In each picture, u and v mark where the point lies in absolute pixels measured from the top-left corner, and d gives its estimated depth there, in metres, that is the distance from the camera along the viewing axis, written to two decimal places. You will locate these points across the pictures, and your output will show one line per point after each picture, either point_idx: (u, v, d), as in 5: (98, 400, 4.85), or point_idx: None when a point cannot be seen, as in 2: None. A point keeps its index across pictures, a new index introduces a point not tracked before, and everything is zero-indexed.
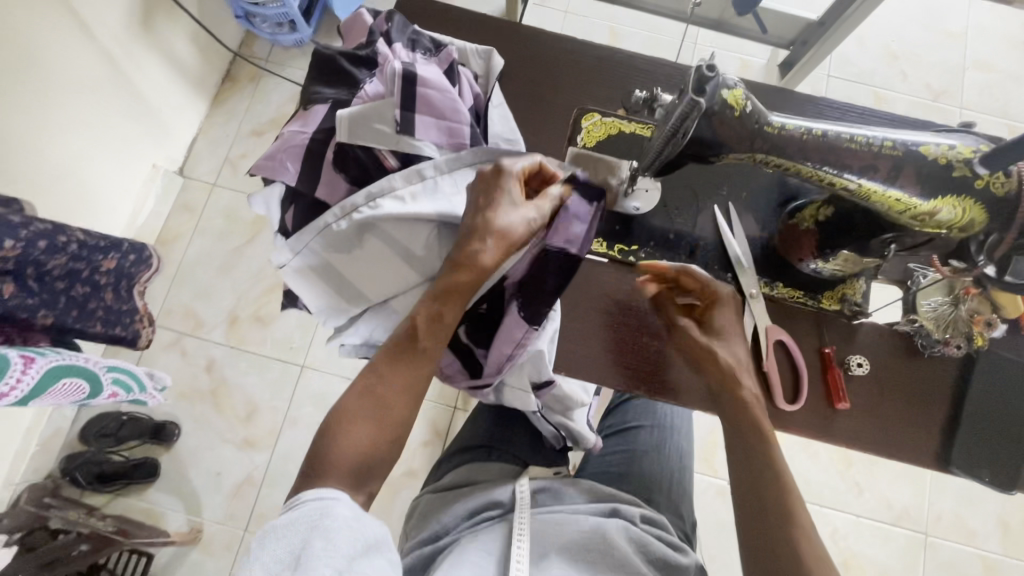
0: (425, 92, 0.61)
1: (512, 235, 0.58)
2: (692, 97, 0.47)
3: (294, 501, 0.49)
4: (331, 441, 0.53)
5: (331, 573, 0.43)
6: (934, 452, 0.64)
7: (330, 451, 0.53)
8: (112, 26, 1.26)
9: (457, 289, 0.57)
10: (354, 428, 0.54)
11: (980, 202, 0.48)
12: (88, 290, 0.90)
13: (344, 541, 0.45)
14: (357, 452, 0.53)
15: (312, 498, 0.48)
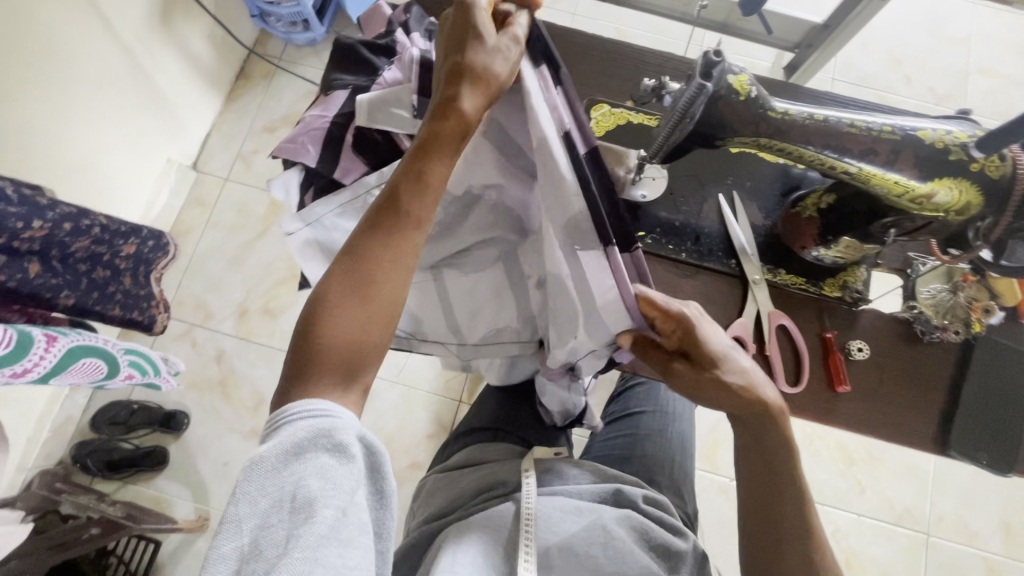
0: None
1: (491, 80, 0.48)
2: (699, 82, 0.49)
3: (277, 417, 0.43)
4: (312, 333, 0.45)
5: (334, 514, 0.40)
6: (933, 437, 0.65)
7: (311, 337, 0.45)
8: (132, 22, 1.29)
9: (439, 140, 0.48)
10: (333, 317, 0.46)
11: (976, 184, 0.50)
12: (109, 274, 0.94)
13: (346, 477, 0.41)
14: (346, 331, 0.46)
15: (300, 413, 0.42)
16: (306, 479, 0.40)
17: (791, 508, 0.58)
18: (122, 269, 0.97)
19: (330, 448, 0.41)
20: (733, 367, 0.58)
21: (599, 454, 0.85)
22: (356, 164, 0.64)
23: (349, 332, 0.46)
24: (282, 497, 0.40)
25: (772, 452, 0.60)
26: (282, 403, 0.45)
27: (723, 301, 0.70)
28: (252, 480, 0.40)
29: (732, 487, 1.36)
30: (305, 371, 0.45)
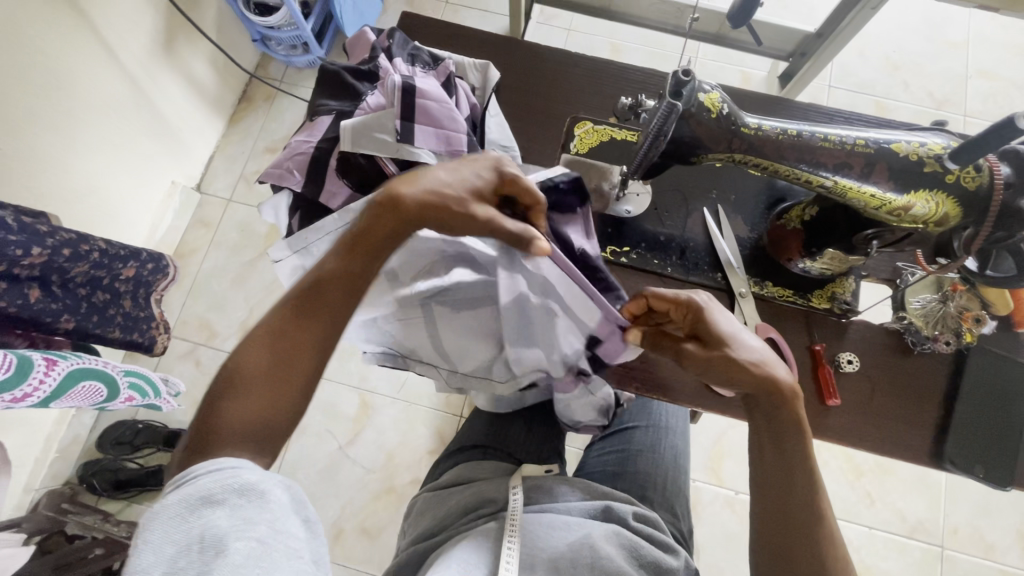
0: (424, 103, 0.65)
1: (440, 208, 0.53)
2: (669, 101, 0.50)
3: (185, 474, 0.46)
4: (225, 405, 0.50)
5: (250, 543, 0.41)
6: (928, 449, 0.64)
7: (217, 421, 0.49)
8: (136, 51, 1.33)
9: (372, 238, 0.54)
10: (251, 392, 0.51)
11: (952, 196, 0.49)
12: (108, 297, 0.96)
13: (258, 513, 0.44)
14: (247, 416, 0.50)
15: (207, 469, 0.45)
16: (216, 520, 0.42)
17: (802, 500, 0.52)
18: (122, 292, 0.99)
19: (240, 489, 0.44)
20: (746, 345, 0.54)
21: (593, 471, 0.84)
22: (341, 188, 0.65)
23: (256, 407, 0.50)
24: (190, 541, 0.41)
25: (785, 443, 0.54)
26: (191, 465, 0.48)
27: None
28: (160, 531, 0.42)
29: (738, 500, 1.34)
30: (209, 437, 0.49)
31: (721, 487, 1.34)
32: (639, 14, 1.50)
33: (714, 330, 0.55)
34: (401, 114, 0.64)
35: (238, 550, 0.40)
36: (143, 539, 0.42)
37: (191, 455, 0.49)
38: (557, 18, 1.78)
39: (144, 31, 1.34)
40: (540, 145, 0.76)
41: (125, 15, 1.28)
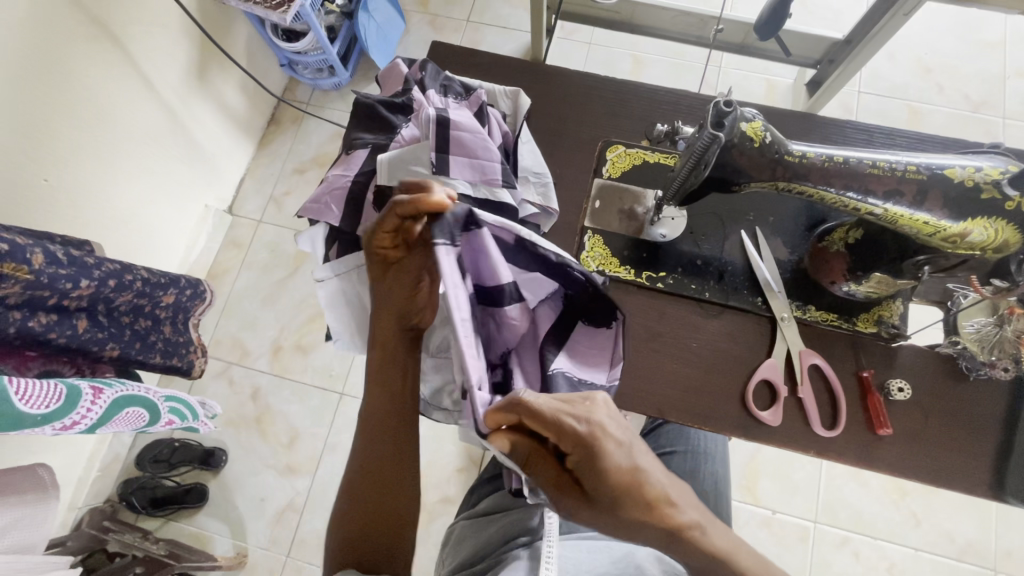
0: (458, 135, 0.66)
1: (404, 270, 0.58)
2: (710, 132, 0.49)
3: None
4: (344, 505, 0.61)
5: None
6: (988, 481, 0.61)
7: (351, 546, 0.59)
8: (172, 81, 1.38)
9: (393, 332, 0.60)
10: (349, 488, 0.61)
11: (1013, 223, 0.47)
12: (149, 324, 0.98)
13: None
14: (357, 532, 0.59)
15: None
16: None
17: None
18: (162, 318, 1.02)
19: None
20: (641, 491, 0.45)
21: None
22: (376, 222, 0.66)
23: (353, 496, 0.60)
24: None
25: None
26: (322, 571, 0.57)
27: (752, 341, 0.67)
28: None
29: (776, 519, 1.30)
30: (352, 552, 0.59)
31: (757, 506, 1.31)
32: (662, 27, 1.50)
33: (609, 476, 0.45)
34: (435, 147, 0.65)
35: None
36: None
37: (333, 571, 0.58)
38: (578, 32, 1.79)
39: (180, 62, 1.39)
40: (572, 169, 0.75)
41: (162, 48, 1.32)
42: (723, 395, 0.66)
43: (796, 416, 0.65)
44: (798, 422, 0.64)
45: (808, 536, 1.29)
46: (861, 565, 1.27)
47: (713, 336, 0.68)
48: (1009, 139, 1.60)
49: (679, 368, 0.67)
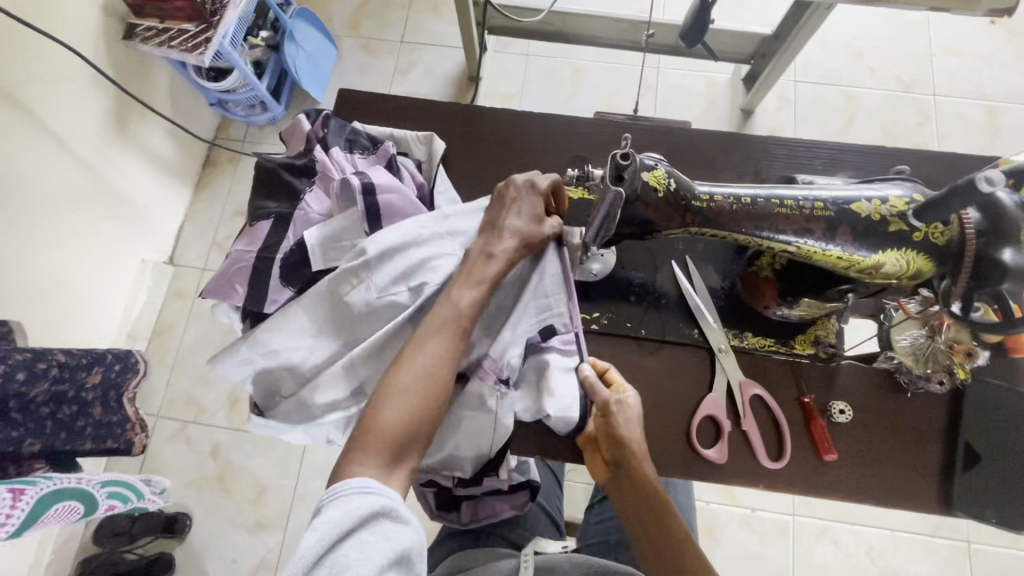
0: (387, 199, 0.63)
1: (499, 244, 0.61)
2: (612, 188, 0.46)
3: (334, 492, 0.46)
4: (369, 414, 0.52)
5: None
6: (936, 495, 0.61)
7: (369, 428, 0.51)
8: (86, 136, 1.23)
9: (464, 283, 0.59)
10: (394, 401, 0.52)
11: (922, 252, 0.47)
12: (75, 409, 0.91)
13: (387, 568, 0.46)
14: (393, 423, 0.51)
15: (356, 488, 0.46)
16: (350, 553, 0.42)
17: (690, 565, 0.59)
18: (90, 400, 0.94)
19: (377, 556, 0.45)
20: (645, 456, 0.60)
21: (592, 541, 0.84)
22: (283, 296, 0.62)
23: (405, 413, 0.52)
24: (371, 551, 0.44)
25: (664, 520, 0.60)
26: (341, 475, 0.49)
27: (693, 376, 0.66)
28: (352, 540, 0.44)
29: (755, 517, 1.30)
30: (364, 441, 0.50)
31: (736, 507, 1.30)
32: (596, 33, 1.48)
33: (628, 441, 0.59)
34: (366, 218, 0.62)
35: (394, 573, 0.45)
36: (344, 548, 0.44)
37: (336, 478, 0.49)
38: (514, 44, 1.75)
39: (95, 110, 1.24)
40: None
41: (72, 101, 1.18)
42: (669, 437, 0.64)
43: (742, 451, 0.63)
44: (744, 456, 0.63)
45: (788, 530, 1.28)
46: (842, 552, 1.27)
47: (653, 374, 0.66)
48: (941, 116, 1.64)
49: None
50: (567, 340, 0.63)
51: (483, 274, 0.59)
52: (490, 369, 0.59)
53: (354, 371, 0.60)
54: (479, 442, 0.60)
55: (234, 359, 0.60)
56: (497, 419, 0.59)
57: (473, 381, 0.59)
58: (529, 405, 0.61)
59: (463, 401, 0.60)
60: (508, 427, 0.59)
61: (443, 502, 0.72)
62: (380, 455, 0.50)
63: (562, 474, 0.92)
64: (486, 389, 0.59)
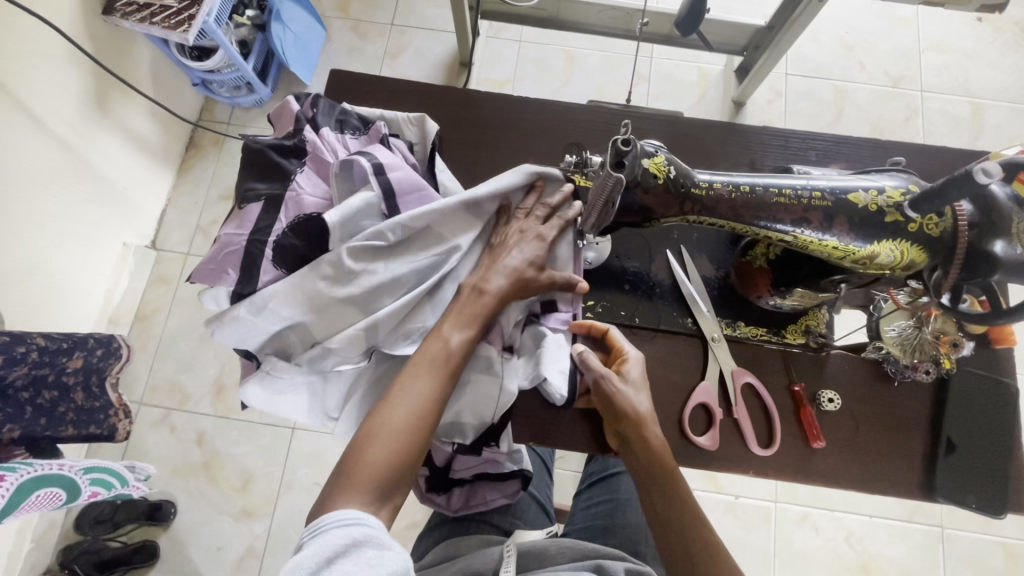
0: (396, 176, 0.62)
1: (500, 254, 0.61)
2: (612, 173, 0.46)
3: (316, 526, 0.48)
4: (354, 452, 0.51)
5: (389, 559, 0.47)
6: (918, 481, 0.63)
7: (352, 468, 0.51)
8: (65, 115, 1.19)
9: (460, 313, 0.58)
10: (380, 442, 0.51)
11: (916, 243, 0.47)
12: (56, 395, 0.89)
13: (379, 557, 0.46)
14: (378, 465, 0.51)
15: (334, 521, 0.47)
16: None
17: (693, 533, 0.57)
18: (71, 385, 0.92)
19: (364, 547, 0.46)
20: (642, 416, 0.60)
21: (582, 526, 0.84)
22: (275, 275, 0.61)
23: (391, 454, 0.51)
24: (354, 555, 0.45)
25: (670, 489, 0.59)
26: (322, 514, 0.49)
27: (687, 365, 0.66)
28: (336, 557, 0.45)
29: (739, 504, 1.32)
30: (347, 480, 0.50)
31: (721, 494, 1.32)
32: (590, 20, 1.46)
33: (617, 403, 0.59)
34: (381, 196, 0.62)
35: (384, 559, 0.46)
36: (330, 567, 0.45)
37: (316, 513, 0.50)
38: (507, 30, 1.72)
39: (73, 86, 1.20)
40: None
41: (49, 76, 1.13)
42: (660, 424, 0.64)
43: (734, 438, 0.64)
44: (735, 443, 0.64)
45: (770, 517, 1.31)
46: (822, 538, 1.30)
47: (648, 363, 0.66)
48: (927, 112, 1.66)
49: None
50: (562, 319, 0.65)
51: (473, 312, 0.58)
52: (499, 334, 0.62)
53: (373, 333, 0.61)
54: (483, 410, 0.61)
55: (240, 327, 0.60)
56: (503, 385, 0.60)
57: (482, 345, 0.61)
58: (528, 370, 0.62)
59: (472, 364, 0.61)
60: (513, 393, 0.60)
61: (435, 484, 0.72)
62: (363, 497, 0.50)
63: (551, 461, 0.92)
64: (495, 354, 0.61)
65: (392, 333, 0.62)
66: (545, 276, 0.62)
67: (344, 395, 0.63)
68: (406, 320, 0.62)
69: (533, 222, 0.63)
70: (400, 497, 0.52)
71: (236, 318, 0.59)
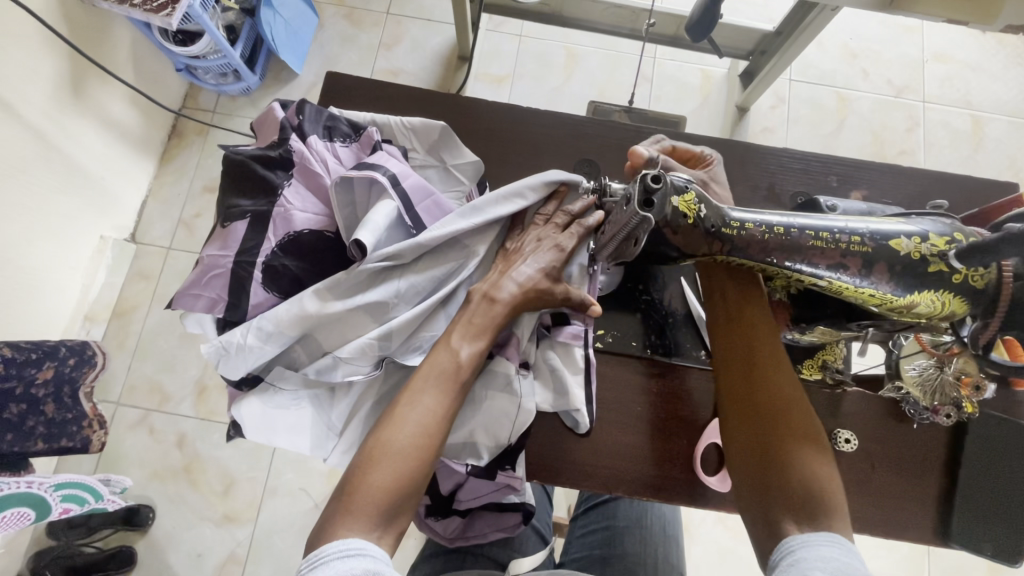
0: (412, 182, 0.60)
1: (514, 260, 0.59)
2: (640, 212, 0.43)
3: (316, 557, 0.44)
4: (356, 473, 0.48)
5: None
6: (933, 526, 0.61)
7: (353, 489, 0.47)
8: (38, 102, 1.11)
9: (468, 322, 0.55)
10: (384, 462, 0.48)
11: (959, 295, 0.44)
12: (25, 408, 0.83)
13: None
14: (381, 486, 0.47)
15: (336, 552, 0.43)
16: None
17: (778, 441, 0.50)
18: (41, 397, 0.86)
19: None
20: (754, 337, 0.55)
21: (579, 555, 0.81)
22: (267, 299, 0.56)
23: (396, 475, 0.48)
24: None
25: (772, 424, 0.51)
26: (322, 540, 0.45)
27: (698, 398, 0.63)
28: None
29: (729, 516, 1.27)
30: (349, 500, 0.46)
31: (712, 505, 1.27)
32: (595, 18, 1.41)
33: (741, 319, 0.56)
34: (404, 206, 0.59)
35: None
36: None
37: (314, 542, 0.46)
38: (507, 24, 1.66)
39: (47, 70, 1.12)
40: None
41: (18, 59, 1.05)
42: (671, 460, 0.61)
43: None
44: None
45: None
46: None
47: (657, 397, 0.63)
48: (928, 123, 1.65)
49: (622, 439, 0.62)
50: (574, 334, 0.62)
51: (484, 322, 0.55)
52: (517, 349, 0.59)
53: (387, 344, 0.57)
54: (499, 431, 0.58)
55: (234, 357, 0.55)
56: (521, 404, 0.58)
57: (500, 361, 0.58)
58: (548, 390, 0.61)
59: (488, 380, 0.58)
60: (532, 412, 0.57)
61: (436, 511, 0.67)
62: (366, 522, 0.46)
63: (551, 489, 0.90)
64: (513, 370, 0.58)
65: (403, 345, 0.58)
66: (561, 289, 0.58)
67: (350, 412, 0.60)
68: (418, 329, 0.59)
69: (552, 229, 0.60)
70: (405, 521, 0.49)
71: (231, 340, 0.55)
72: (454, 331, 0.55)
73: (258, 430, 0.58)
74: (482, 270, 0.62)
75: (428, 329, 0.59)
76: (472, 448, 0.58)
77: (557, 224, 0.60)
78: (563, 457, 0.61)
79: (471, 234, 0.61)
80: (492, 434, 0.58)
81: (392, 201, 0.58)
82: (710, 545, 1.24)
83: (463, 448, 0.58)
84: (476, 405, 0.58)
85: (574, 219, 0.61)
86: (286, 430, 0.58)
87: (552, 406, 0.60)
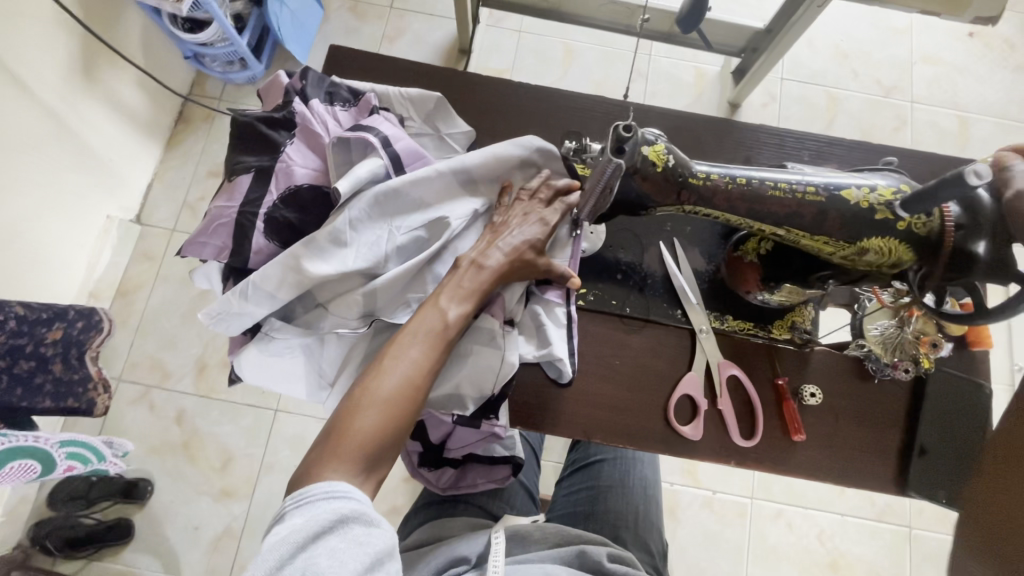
0: (405, 145, 0.64)
1: (499, 228, 0.62)
2: (613, 159, 0.48)
3: (302, 494, 0.47)
4: (343, 418, 0.51)
5: (381, 533, 0.47)
6: (893, 477, 0.65)
7: (339, 434, 0.50)
8: (50, 81, 1.15)
9: (454, 285, 0.58)
10: (370, 411, 0.51)
11: (903, 241, 0.51)
12: (34, 365, 0.87)
13: (369, 538, 0.46)
14: (366, 432, 0.51)
15: (322, 493, 0.47)
16: (318, 557, 0.44)
17: None
18: (50, 356, 0.90)
19: (352, 519, 0.46)
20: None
21: (563, 513, 0.85)
22: (268, 248, 0.60)
23: (380, 422, 0.51)
24: (345, 539, 0.45)
25: None
26: (307, 480, 0.49)
27: (673, 355, 0.67)
28: (328, 545, 0.44)
29: (716, 499, 1.27)
30: (335, 444, 0.50)
31: (700, 489, 1.28)
32: (590, 14, 1.45)
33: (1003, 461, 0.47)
34: (392, 166, 0.63)
35: (375, 536, 0.46)
36: (319, 548, 0.44)
37: (299, 479, 0.50)
38: (507, 20, 1.71)
39: (61, 52, 1.16)
40: None
41: (33, 39, 1.09)
42: (646, 411, 0.65)
43: (717, 428, 0.65)
44: (718, 435, 0.65)
45: (745, 512, 1.27)
46: (794, 534, 1.26)
47: (634, 352, 0.67)
48: (916, 122, 1.69)
49: (600, 388, 0.66)
50: (557, 293, 0.65)
51: (471, 286, 0.58)
52: (501, 307, 0.62)
53: (373, 300, 0.61)
54: (483, 382, 0.60)
55: (232, 309, 0.59)
56: (504, 356, 0.60)
57: (485, 318, 0.61)
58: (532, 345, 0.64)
59: (473, 336, 0.61)
60: (515, 364, 0.60)
61: (427, 460, 0.72)
62: (351, 466, 0.49)
63: (540, 453, 0.94)
64: (497, 326, 0.61)
65: (392, 300, 0.62)
66: (544, 261, 0.62)
67: (341, 360, 0.63)
68: (407, 284, 0.62)
69: (535, 203, 0.63)
70: (385, 469, 0.52)
71: (223, 304, 0.58)
72: (441, 292, 0.58)
73: (255, 374, 0.61)
74: (470, 234, 0.65)
75: (417, 284, 0.63)
76: (460, 399, 0.61)
77: (540, 193, 0.64)
78: (547, 408, 0.65)
79: (456, 197, 0.64)
80: (477, 384, 0.60)
81: (379, 161, 0.62)
82: (696, 527, 1.26)
83: (450, 400, 0.61)
84: (460, 361, 0.60)
85: (555, 196, 0.65)
86: (281, 377, 0.61)
87: (535, 356, 0.63)
